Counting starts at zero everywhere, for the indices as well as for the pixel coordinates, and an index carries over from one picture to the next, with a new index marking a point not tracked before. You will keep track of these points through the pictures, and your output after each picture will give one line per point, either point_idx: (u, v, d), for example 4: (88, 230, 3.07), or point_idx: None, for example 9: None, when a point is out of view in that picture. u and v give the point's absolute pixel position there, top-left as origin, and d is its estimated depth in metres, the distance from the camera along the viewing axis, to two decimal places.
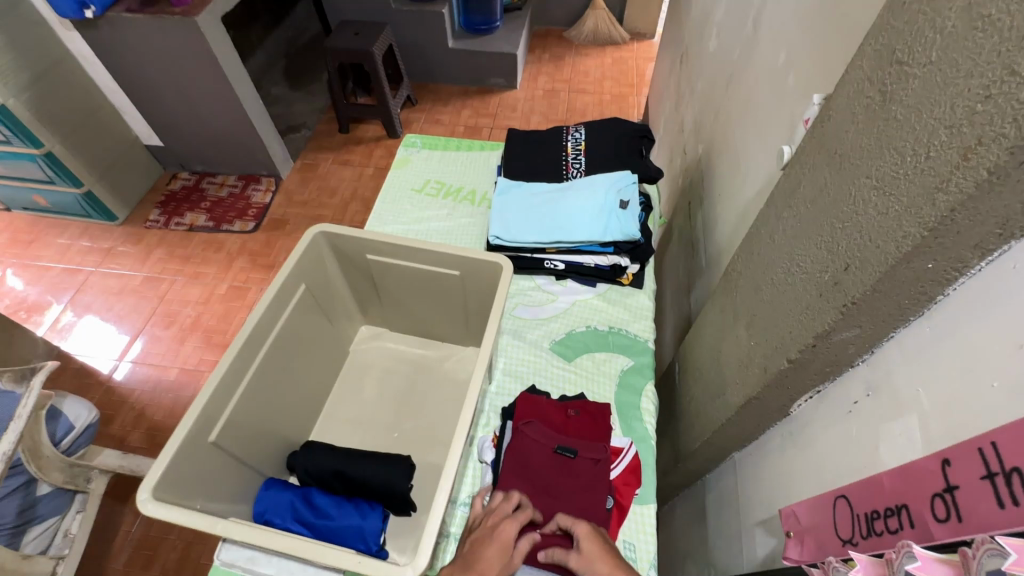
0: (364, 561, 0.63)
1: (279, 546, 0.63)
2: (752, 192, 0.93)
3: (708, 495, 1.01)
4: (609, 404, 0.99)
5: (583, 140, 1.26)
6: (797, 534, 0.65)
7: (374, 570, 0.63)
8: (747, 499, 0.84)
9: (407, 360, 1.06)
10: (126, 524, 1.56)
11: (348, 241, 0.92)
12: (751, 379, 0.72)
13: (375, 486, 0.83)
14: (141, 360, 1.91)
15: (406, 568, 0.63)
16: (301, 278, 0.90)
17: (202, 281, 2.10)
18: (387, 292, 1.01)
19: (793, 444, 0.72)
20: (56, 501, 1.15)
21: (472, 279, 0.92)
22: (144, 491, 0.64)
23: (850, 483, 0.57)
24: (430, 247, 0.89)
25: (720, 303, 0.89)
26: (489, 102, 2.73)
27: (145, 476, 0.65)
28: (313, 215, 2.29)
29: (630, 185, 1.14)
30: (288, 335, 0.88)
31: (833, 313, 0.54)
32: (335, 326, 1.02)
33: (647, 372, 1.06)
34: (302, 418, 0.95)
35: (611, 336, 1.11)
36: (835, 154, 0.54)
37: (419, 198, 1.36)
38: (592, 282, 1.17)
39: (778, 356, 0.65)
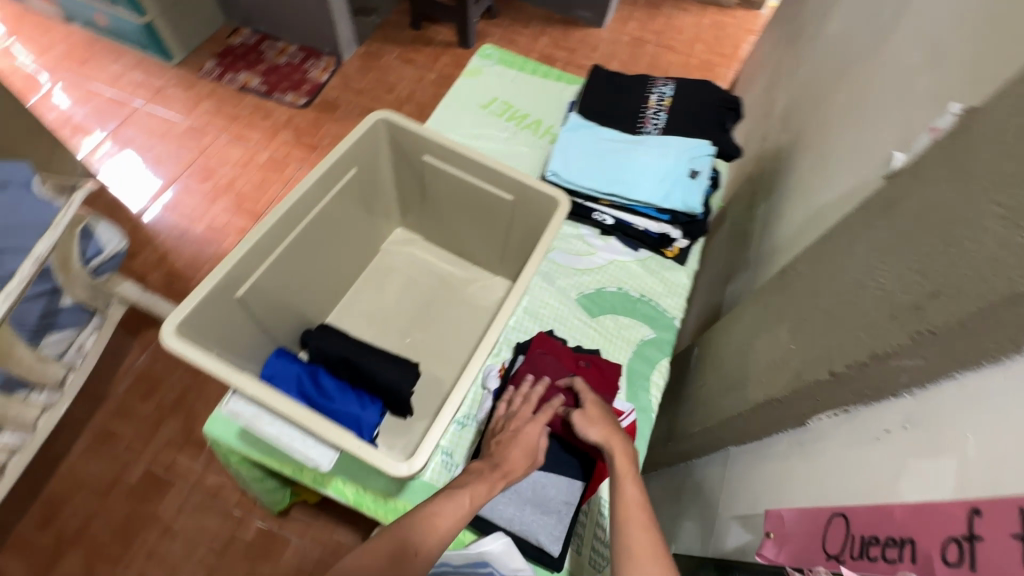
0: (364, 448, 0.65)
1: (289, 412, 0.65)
2: (836, 194, 0.87)
3: (689, 478, 1.03)
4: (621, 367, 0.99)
5: (669, 96, 1.17)
6: (779, 536, 0.66)
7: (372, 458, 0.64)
8: (731, 491, 0.85)
9: (435, 273, 1.05)
10: (132, 355, 1.64)
11: (408, 135, 0.89)
12: (780, 381, 0.70)
13: (379, 382, 0.85)
14: (172, 206, 1.93)
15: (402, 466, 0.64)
16: (354, 162, 0.88)
17: (243, 144, 2.08)
18: (431, 199, 0.98)
19: (796, 453, 0.71)
20: (76, 315, 1.20)
21: (524, 208, 0.89)
22: (169, 323, 0.65)
23: (853, 505, 0.56)
24: (491, 163, 0.85)
25: (766, 298, 0.85)
26: (571, 35, 2.56)
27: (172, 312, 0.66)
28: (366, 106, 2.22)
29: (705, 156, 1.07)
30: (328, 216, 0.87)
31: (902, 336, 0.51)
32: (374, 221, 1.00)
33: (665, 348, 1.04)
34: (322, 301, 0.95)
35: (640, 304, 1.08)
36: (964, 171, 0.49)
37: (482, 114, 1.30)
38: (635, 245, 1.13)
39: (821, 365, 0.62)
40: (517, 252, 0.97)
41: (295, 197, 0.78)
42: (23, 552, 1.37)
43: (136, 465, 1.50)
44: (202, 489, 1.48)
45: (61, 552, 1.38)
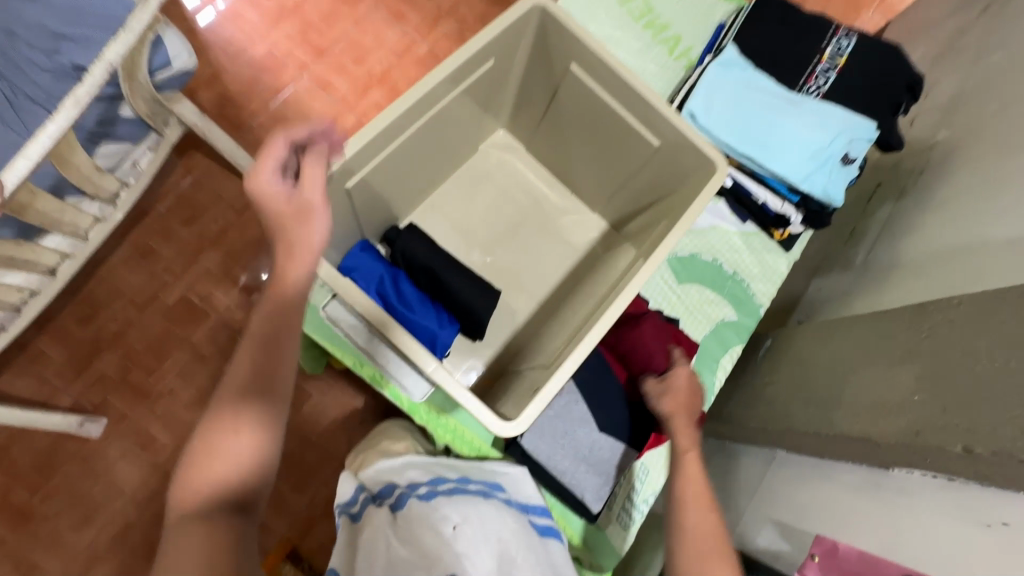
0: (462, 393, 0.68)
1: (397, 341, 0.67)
2: (1006, 236, 0.77)
3: (717, 455, 1.06)
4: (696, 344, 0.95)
5: (846, 53, 0.98)
6: (827, 564, 0.67)
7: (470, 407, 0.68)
8: (768, 493, 0.85)
9: (530, 194, 0.96)
10: (177, 176, 1.57)
11: (560, 36, 0.75)
12: (887, 428, 0.66)
13: (457, 301, 0.81)
14: (231, 17, 1.72)
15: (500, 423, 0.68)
16: (491, 55, 0.76)
17: None
18: (552, 111, 0.86)
19: (863, 492, 0.70)
20: (133, 129, 1.11)
21: (667, 155, 0.78)
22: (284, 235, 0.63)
23: None
24: (646, 94, 0.73)
25: (881, 325, 0.79)
26: None
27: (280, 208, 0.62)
28: None
29: (865, 141, 0.92)
30: (444, 112, 0.78)
31: None
32: (483, 121, 0.89)
33: (743, 334, 0.99)
34: (410, 197, 0.88)
35: (730, 281, 1.01)
36: None
37: (617, 13, 1.10)
38: (744, 217, 1.02)
39: (953, 437, 0.58)
40: (636, 198, 0.88)
41: (417, 88, 0.70)
42: (63, 342, 1.44)
43: (174, 288, 1.51)
44: (235, 328, 1.52)
45: (98, 351, 1.45)
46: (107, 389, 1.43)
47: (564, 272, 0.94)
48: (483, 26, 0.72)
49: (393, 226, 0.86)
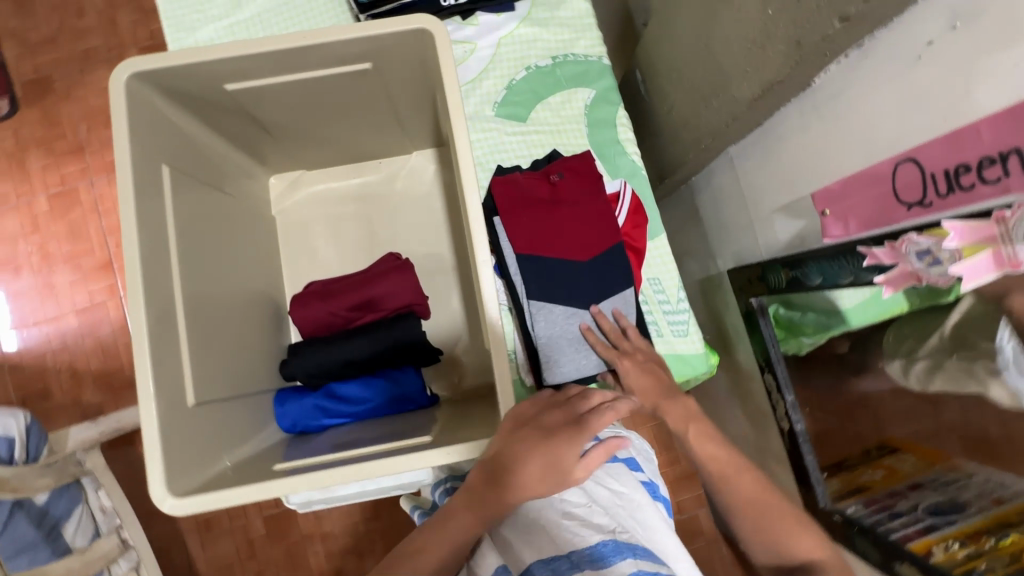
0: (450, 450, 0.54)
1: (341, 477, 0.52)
2: None
3: (700, 197, 1.00)
4: (587, 151, 0.85)
5: None
6: (837, 211, 0.62)
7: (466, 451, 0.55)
8: (757, 190, 0.80)
9: (351, 196, 0.85)
10: None
11: (181, 76, 0.59)
12: (770, 63, 0.58)
13: (394, 352, 0.75)
14: (22, 322, 1.56)
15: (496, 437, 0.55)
16: (158, 156, 0.61)
17: (7, 206, 1.58)
18: (298, 138, 0.76)
19: (817, 117, 0.63)
20: (66, 497, 1.06)
21: (386, 64, 0.64)
22: (160, 494, 0.51)
23: (917, 143, 0.50)
24: (316, 38, 0.58)
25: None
26: None
27: (148, 477, 0.51)
28: (79, 54, 1.61)
29: None
30: (195, 228, 0.66)
31: None
32: (236, 192, 0.76)
33: (613, 98, 0.88)
34: (268, 327, 0.78)
35: (559, 69, 0.88)
36: None
37: None
38: (509, 3, 0.87)
39: (825, 15, 0.49)
40: (416, 124, 0.77)
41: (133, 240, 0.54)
42: None
43: None
44: None
45: None
46: None
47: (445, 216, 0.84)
48: (112, 148, 0.56)
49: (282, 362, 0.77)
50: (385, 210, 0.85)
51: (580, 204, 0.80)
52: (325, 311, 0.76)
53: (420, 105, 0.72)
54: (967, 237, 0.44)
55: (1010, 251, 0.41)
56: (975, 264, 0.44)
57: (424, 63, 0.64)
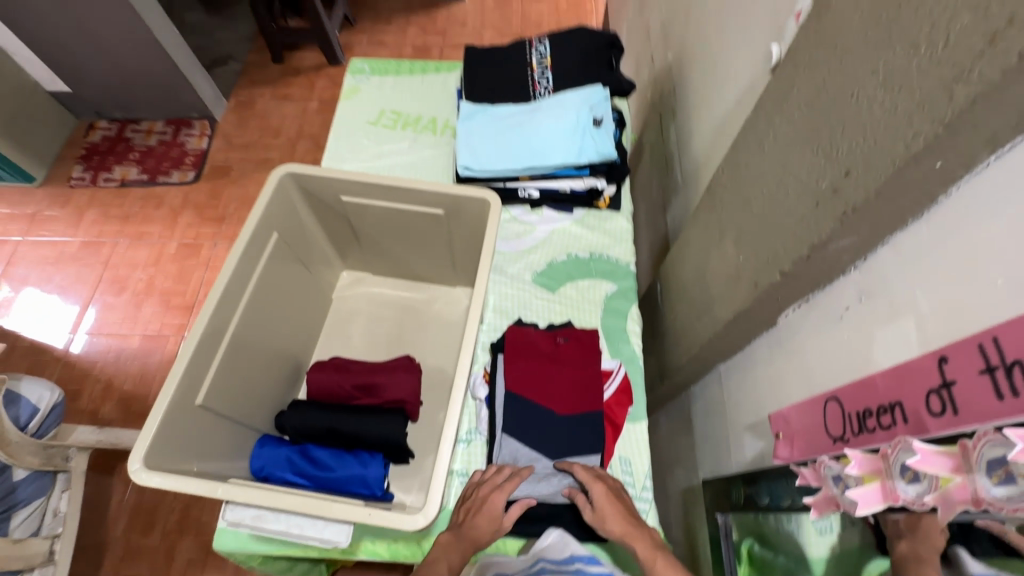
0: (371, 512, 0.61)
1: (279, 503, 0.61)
2: (734, 99, 0.89)
3: (693, 406, 1.07)
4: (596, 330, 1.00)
5: (548, 54, 1.16)
6: (787, 435, 0.68)
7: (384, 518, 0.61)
8: (735, 406, 0.87)
9: (395, 304, 1.03)
10: (118, 494, 1.54)
11: (317, 183, 0.84)
12: (740, 294, 0.72)
13: (370, 436, 0.82)
14: (97, 330, 1.80)
15: (417, 516, 0.63)
16: (273, 225, 0.83)
17: (147, 241, 1.96)
18: (375, 248, 0.98)
19: (780, 351, 0.73)
20: (36, 484, 1.11)
21: (455, 216, 0.87)
22: (135, 461, 0.60)
23: (842, 386, 0.58)
24: (413, 185, 0.82)
25: (703, 221, 0.87)
26: (437, 17, 2.46)
27: (136, 444, 0.61)
28: (259, 159, 2.13)
29: (603, 101, 1.07)
30: (271, 282, 0.84)
31: (831, 222, 0.52)
32: (314, 273, 0.96)
33: (630, 296, 1.05)
34: (282, 382, 0.90)
35: (592, 262, 1.08)
36: (835, 49, 0.51)
37: (375, 132, 1.25)
38: (568, 208, 1.12)
39: (770, 268, 0.64)
40: (461, 267, 0.98)
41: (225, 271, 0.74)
42: None
43: None
44: None
45: None
46: None
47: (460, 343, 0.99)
48: (249, 211, 0.79)
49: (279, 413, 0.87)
50: (416, 321, 1.01)
51: (573, 367, 0.92)
52: (334, 381, 0.88)
53: (468, 254, 0.94)
54: (864, 466, 0.47)
55: (891, 483, 0.44)
56: (867, 492, 0.46)
57: (480, 222, 0.87)
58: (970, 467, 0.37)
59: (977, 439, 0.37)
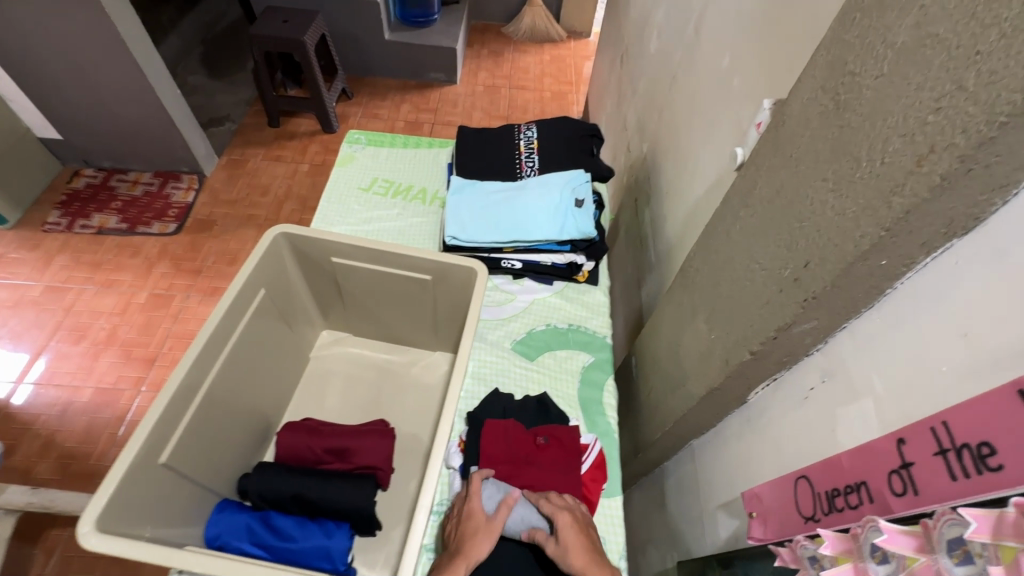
0: None
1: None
2: (702, 190, 0.98)
3: (666, 482, 1.06)
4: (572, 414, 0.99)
5: (536, 139, 1.26)
6: (760, 514, 0.69)
7: None
8: (708, 483, 0.88)
9: (374, 366, 1.02)
10: (38, 568, 1.38)
11: (310, 244, 0.87)
12: (712, 371, 0.76)
13: (336, 505, 0.79)
14: (46, 380, 1.70)
15: None
16: (261, 282, 0.84)
17: (116, 289, 1.91)
18: (357, 309, 0.98)
19: (751, 429, 0.76)
20: None
21: (443, 282, 0.89)
22: (85, 523, 0.57)
23: (810, 464, 0.61)
24: (403, 250, 0.85)
25: (677, 298, 0.92)
26: (430, 97, 2.64)
27: (87, 506, 0.58)
28: (243, 215, 2.16)
29: (584, 183, 1.16)
30: (252, 339, 0.84)
31: (793, 306, 0.57)
32: (295, 331, 0.96)
33: (607, 368, 1.08)
34: (249, 442, 0.86)
35: (570, 333, 1.11)
36: (791, 157, 0.58)
37: (366, 197, 1.30)
38: (548, 280, 1.17)
39: (740, 348, 0.68)
40: (441, 332, 0.99)
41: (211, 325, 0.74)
42: None
43: None
44: None
45: None
46: None
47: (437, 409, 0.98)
48: (239, 267, 0.81)
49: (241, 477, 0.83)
50: (394, 384, 1.00)
51: (555, 470, 0.88)
52: (304, 444, 0.85)
53: (449, 319, 0.96)
54: (837, 546, 0.48)
55: (864, 567, 0.46)
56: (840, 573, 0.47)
57: (466, 290, 0.89)
58: (932, 544, 0.39)
59: (936, 517, 0.39)
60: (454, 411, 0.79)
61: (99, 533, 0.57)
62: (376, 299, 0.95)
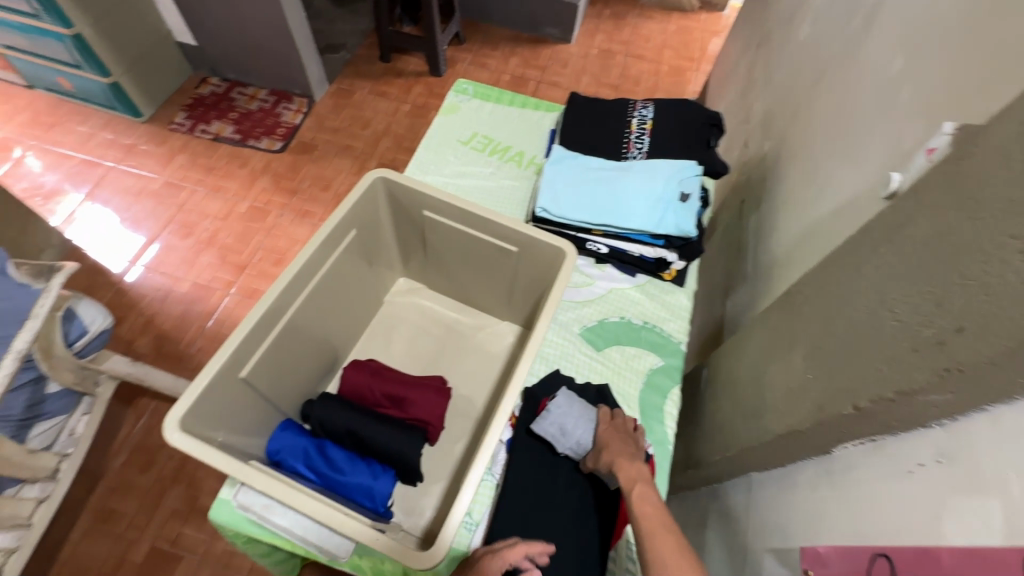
0: (381, 539, 0.63)
1: (298, 505, 0.63)
2: (830, 209, 0.87)
3: (711, 505, 1.02)
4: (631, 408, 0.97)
5: (650, 119, 1.17)
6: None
7: (391, 549, 0.63)
8: (760, 522, 0.82)
9: (442, 323, 1.03)
10: (127, 427, 1.58)
11: (406, 193, 0.87)
12: (799, 413, 0.69)
13: (385, 449, 0.81)
14: (155, 266, 1.89)
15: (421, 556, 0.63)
16: (353, 222, 0.85)
17: (222, 195, 2.06)
18: (438, 264, 0.99)
19: (826, 482, 0.69)
20: (63, 401, 1.14)
21: (530, 256, 0.87)
22: (171, 419, 0.61)
23: (896, 545, 0.54)
24: (496, 217, 0.83)
25: (773, 322, 0.84)
26: (541, 53, 2.54)
27: (175, 405, 0.63)
28: (342, 145, 2.23)
29: (694, 177, 1.07)
30: (336, 276, 0.86)
31: (927, 373, 0.49)
32: (375, 274, 0.98)
33: (675, 375, 1.02)
34: (318, 370, 0.91)
35: (644, 331, 1.06)
36: (970, 200, 0.49)
37: (463, 151, 1.28)
38: (632, 271, 1.11)
39: (843, 399, 0.60)
40: (515, 305, 0.98)
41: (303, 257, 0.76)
42: None
43: (141, 543, 1.44)
44: (216, 560, 1.43)
45: None
46: None
47: (497, 380, 0.98)
48: (336, 204, 0.82)
49: (306, 401, 0.87)
50: (458, 345, 1.01)
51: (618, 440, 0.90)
52: (365, 384, 0.88)
53: (526, 294, 0.94)
54: None
55: None
56: None
57: (551, 268, 0.86)
58: None
59: None
60: (519, 392, 0.78)
61: (178, 432, 0.61)
62: (458, 259, 0.95)
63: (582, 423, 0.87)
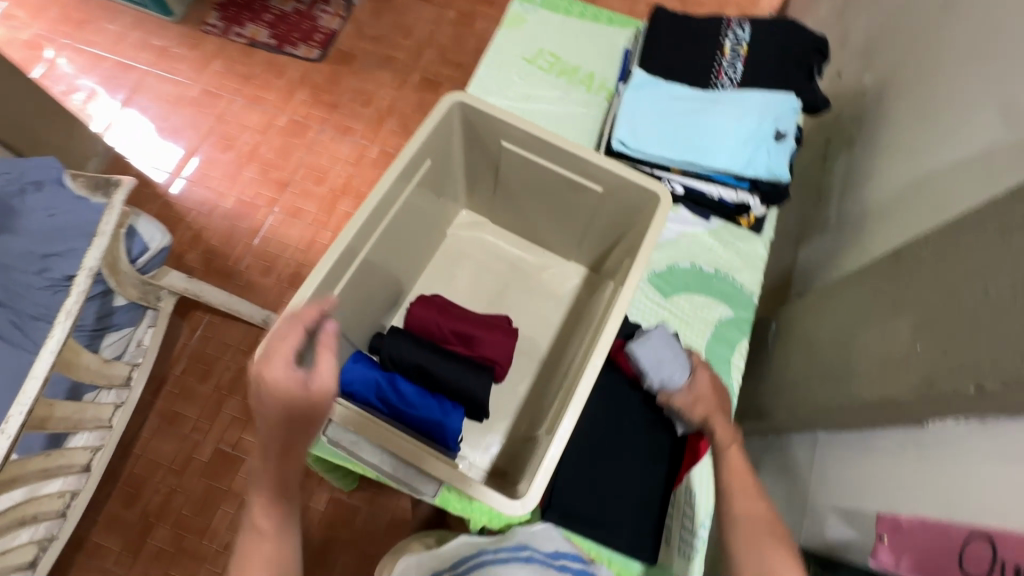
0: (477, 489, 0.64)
1: None
2: (955, 160, 0.77)
3: (764, 456, 1.03)
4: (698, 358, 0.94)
5: (745, 42, 1.03)
6: (899, 545, 0.63)
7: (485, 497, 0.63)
8: (824, 480, 0.82)
9: (506, 260, 0.99)
10: (184, 338, 1.64)
11: (485, 122, 0.80)
12: (898, 384, 0.65)
13: (455, 386, 0.82)
14: (198, 180, 1.86)
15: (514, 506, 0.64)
16: (428, 152, 0.80)
17: (260, 107, 1.97)
18: (508, 199, 0.93)
19: (914, 453, 0.67)
20: (130, 313, 1.20)
21: (615, 197, 0.81)
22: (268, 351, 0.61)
23: (999, 528, 0.53)
24: (585, 154, 0.77)
25: (871, 282, 0.78)
26: None
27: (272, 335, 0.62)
28: (383, 55, 2.08)
29: (791, 113, 0.96)
30: (405, 210, 0.82)
31: None
32: (440, 207, 0.94)
33: (745, 328, 0.98)
34: (383, 305, 0.90)
35: (715, 280, 1.01)
36: None
37: (529, 71, 1.17)
38: (706, 214, 1.04)
39: (962, 377, 0.56)
40: (587, 245, 0.93)
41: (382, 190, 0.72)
42: (115, 530, 1.46)
43: (205, 444, 1.55)
44: None
45: (148, 525, 1.47)
46: (166, 561, 1.44)
47: (561, 323, 0.95)
48: (413, 132, 0.76)
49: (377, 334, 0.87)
50: (523, 284, 0.98)
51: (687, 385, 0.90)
52: (432, 320, 0.87)
53: (600, 236, 0.89)
54: None
55: None
56: None
57: (638, 212, 0.80)
58: None
59: None
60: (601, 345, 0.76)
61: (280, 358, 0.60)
62: (532, 196, 0.89)
63: (677, 360, 0.84)
